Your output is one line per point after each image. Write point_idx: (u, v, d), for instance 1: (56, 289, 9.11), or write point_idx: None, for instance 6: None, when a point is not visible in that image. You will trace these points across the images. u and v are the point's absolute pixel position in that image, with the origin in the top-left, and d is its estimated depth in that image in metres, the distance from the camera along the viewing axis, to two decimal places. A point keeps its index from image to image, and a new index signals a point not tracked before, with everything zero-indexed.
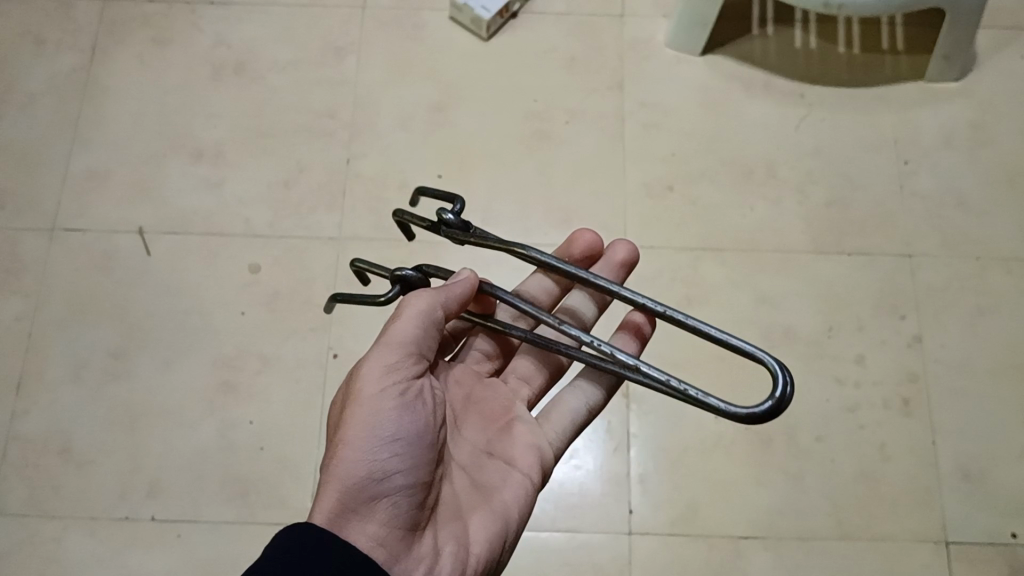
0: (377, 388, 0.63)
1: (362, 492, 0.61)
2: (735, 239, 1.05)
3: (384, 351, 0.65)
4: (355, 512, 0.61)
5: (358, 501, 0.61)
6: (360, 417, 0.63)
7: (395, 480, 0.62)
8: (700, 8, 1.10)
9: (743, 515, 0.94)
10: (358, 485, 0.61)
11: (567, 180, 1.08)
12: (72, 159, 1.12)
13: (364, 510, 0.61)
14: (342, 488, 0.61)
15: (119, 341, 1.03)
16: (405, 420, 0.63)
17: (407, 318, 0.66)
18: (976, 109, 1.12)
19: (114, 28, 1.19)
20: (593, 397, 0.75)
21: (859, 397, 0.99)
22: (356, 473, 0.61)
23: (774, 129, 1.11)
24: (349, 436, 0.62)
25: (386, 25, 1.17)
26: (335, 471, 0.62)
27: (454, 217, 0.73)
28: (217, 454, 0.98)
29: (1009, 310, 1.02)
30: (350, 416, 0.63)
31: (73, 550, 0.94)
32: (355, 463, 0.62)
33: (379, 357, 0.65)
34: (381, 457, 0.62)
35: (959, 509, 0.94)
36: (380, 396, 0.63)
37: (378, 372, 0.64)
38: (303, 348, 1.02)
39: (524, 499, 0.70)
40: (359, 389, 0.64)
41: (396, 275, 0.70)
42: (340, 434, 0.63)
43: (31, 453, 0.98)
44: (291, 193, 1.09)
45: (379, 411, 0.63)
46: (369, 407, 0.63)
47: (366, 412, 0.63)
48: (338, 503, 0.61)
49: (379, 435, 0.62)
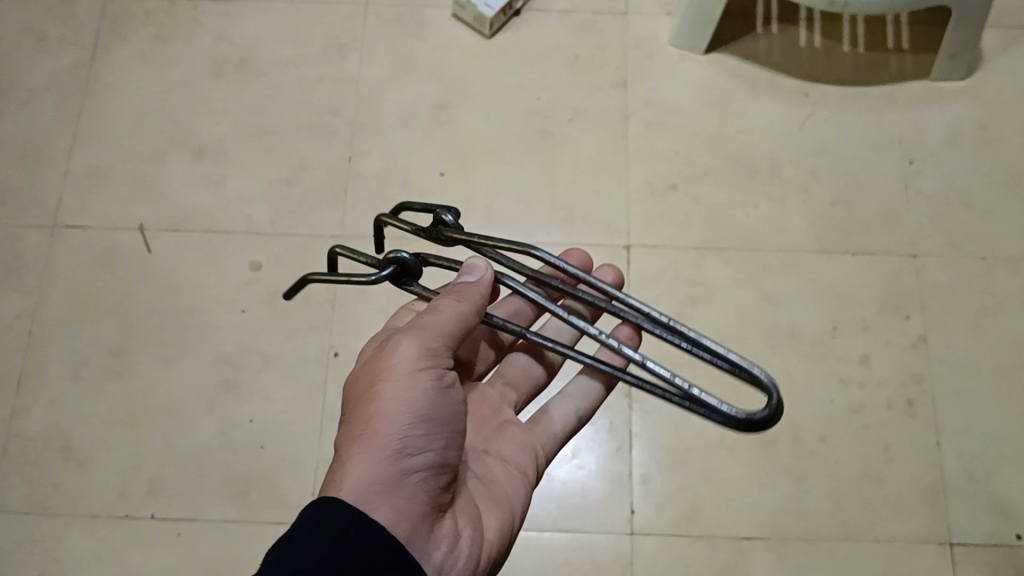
0: (414, 366, 0.62)
1: (396, 469, 0.59)
2: (739, 239, 1.05)
3: (423, 333, 0.63)
4: (387, 489, 0.58)
5: (393, 478, 0.59)
6: (397, 391, 0.61)
7: (426, 460, 0.61)
8: (704, 7, 1.09)
9: (746, 516, 0.94)
10: (392, 461, 0.59)
11: (570, 178, 1.08)
12: (73, 157, 1.11)
13: (395, 485, 0.59)
14: (375, 463, 0.59)
15: (119, 338, 1.02)
16: (440, 403, 0.62)
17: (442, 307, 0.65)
18: (982, 108, 1.11)
19: (115, 26, 1.18)
20: (583, 405, 0.77)
21: (863, 398, 0.98)
22: (390, 449, 0.59)
23: (778, 128, 1.11)
24: (385, 411, 0.60)
25: (388, 23, 1.17)
26: (367, 445, 0.59)
27: (453, 219, 0.70)
28: (217, 453, 0.97)
29: (1014, 311, 1.02)
30: (383, 390, 0.61)
31: (73, 549, 0.93)
32: (389, 439, 0.60)
33: (418, 337, 0.63)
34: (414, 436, 0.60)
35: (963, 510, 0.94)
36: (417, 376, 0.62)
37: (416, 351, 0.62)
38: (305, 347, 1.01)
39: (524, 494, 0.71)
40: (394, 365, 0.62)
41: (392, 254, 0.67)
42: (371, 407, 0.61)
43: (31, 451, 0.97)
44: (292, 190, 1.08)
45: (417, 387, 0.61)
46: (406, 382, 0.61)
47: (402, 387, 0.61)
48: (371, 477, 0.58)
49: (415, 414, 0.60)
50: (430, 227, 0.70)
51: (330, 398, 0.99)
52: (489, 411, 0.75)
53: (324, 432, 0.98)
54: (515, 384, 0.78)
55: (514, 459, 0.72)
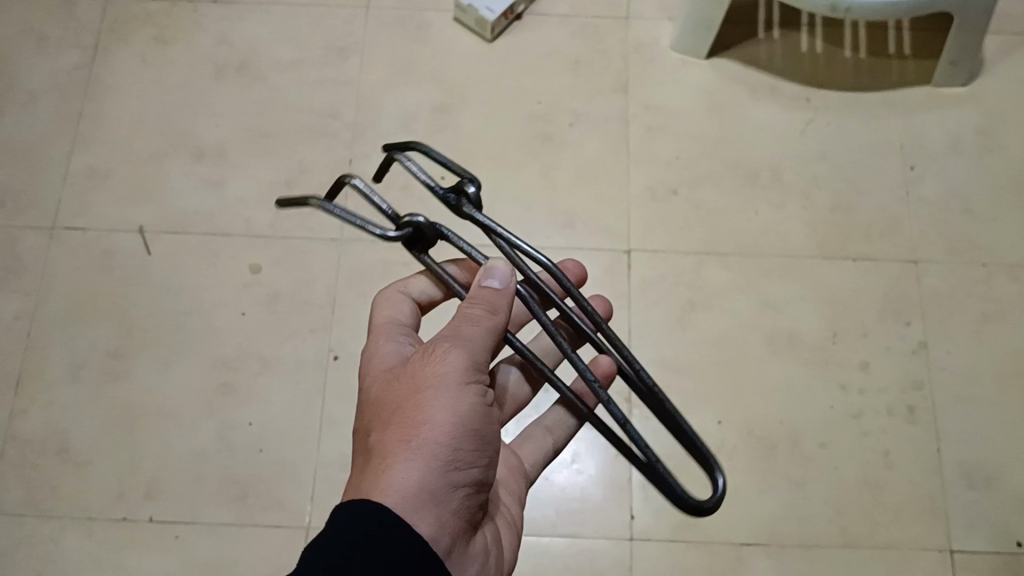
0: (464, 377, 0.61)
1: (444, 480, 0.58)
2: (739, 244, 1.05)
3: (470, 344, 0.62)
4: (434, 499, 0.57)
5: (439, 490, 0.58)
6: (447, 402, 0.59)
7: (469, 475, 0.60)
8: (706, 12, 1.09)
9: (745, 522, 0.93)
10: (442, 472, 0.58)
11: (571, 183, 1.08)
12: (73, 158, 1.11)
13: (441, 497, 0.58)
14: (425, 473, 0.57)
15: (118, 341, 1.02)
16: (484, 417, 0.61)
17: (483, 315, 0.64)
18: (983, 115, 1.11)
19: (116, 27, 1.18)
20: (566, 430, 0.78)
21: (863, 404, 0.98)
22: (440, 459, 0.58)
23: (779, 133, 1.10)
24: (436, 419, 0.58)
25: (389, 26, 1.17)
26: (417, 453, 0.58)
27: (477, 191, 0.70)
28: (216, 456, 0.97)
29: (1015, 318, 1.01)
30: (433, 399, 0.59)
31: (71, 551, 0.93)
32: (438, 449, 0.58)
33: (466, 347, 0.62)
34: (463, 450, 0.59)
35: (963, 517, 0.94)
36: (466, 388, 0.60)
37: (465, 360, 0.61)
38: (304, 350, 1.01)
39: (517, 506, 0.72)
40: (443, 374, 0.60)
41: (413, 218, 0.67)
42: (418, 414, 0.59)
43: (29, 453, 0.97)
44: (292, 193, 1.08)
45: (465, 400, 0.60)
46: (455, 393, 0.60)
47: (452, 398, 0.59)
48: (420, 486, 0.57)
49: (464, 427, 0.59)
50: (455, 203, 0.70)
51: (330, 402, 0.99)
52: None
53: (322, 436, 0.97)
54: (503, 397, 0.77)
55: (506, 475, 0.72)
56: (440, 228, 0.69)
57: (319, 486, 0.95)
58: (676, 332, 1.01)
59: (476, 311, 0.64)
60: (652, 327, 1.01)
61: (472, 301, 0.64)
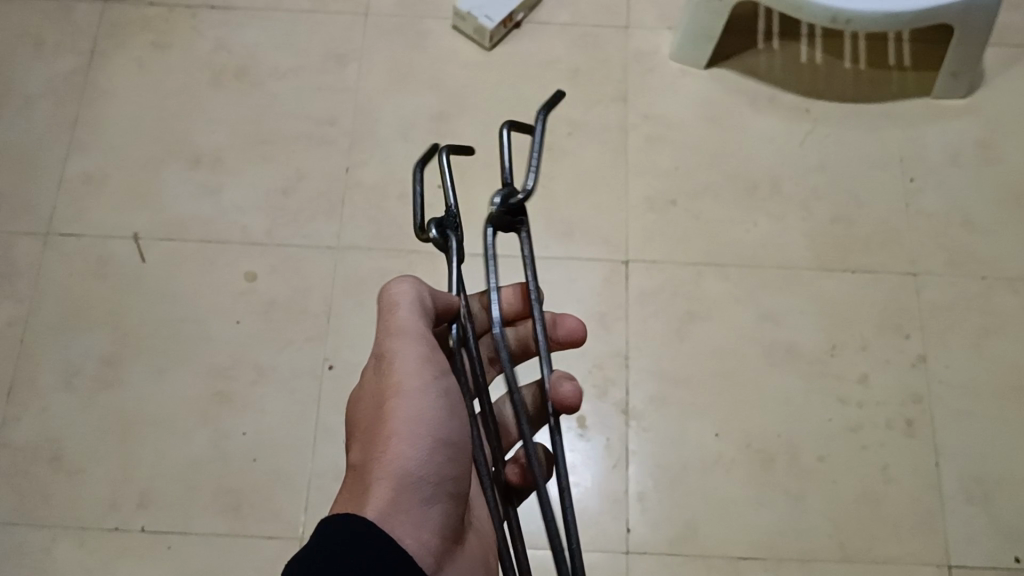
0: (424, 382, 0.61)
1: (416, 493, 0.58)
2: (738, 255, 1.04)
3: (420, 339, 0.62)
4: (410, 514, 0.58)
5: (413, 504, 0.58)
6: (411, 412, 0.60)
7: (443, 484, 0.60)
8: (706, 23, 1.08)
9: (742, 536, 0.93)
10: (414, 485, 0.58)
11: (569, 193, 1.07)
12: (69, 164, 1.10)
13: (418, 512, 0.59)
14: (397, 487, 0.58)
15: (112, 348, 1.01)
16: (452, 420, 0.61)
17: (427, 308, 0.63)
18: (984, 127, 1.11)
19: (113, 32, 1.18)
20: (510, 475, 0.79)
21: (861, 417, 0.97)
22: (412, 473, 0.58)
23: (779, 144, 1.10)
24: (402, 432, 0.59)
25: (388, 33, 1.16)
26: (389, 469, 0.58)
27: (500, 203, 0.64)
28: (209, 466, 0.96)
29: (1014, 331, 1.01)
30: (398, 410, 0.60)
31: (62, 561, 0.92)
32: (408, 461, 0.59)
33: (414, 345, 0.61)
34: (434, 460, 0.59)
35: (962, 532, 0.93)
36: (427, 391, 0.60)
37: (418, 361, 0.61)
38: (300, 359, 1.00)
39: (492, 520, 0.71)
40: (402, 381, 0.61)
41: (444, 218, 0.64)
42: (387, 429, 0.60)
43: (21, 461, 0.96)
44: (289, 201, 1.08)
45: (428, 406, 0.60)
46: (418, 400, 0.60)
47: (416, 407, 0.60)
48: (394, 502, 0.58)
49: (430, 437, 0.59)
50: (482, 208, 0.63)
51: (325, 411, 0.98)
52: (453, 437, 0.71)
53: (318, 446, 0.97)
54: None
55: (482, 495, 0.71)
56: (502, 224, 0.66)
57: (314, 496, 0.95)
58: (674, 343, 1.00)
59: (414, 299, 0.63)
60: (649, 338, 1.00)
61: (416, 288, 0.63)
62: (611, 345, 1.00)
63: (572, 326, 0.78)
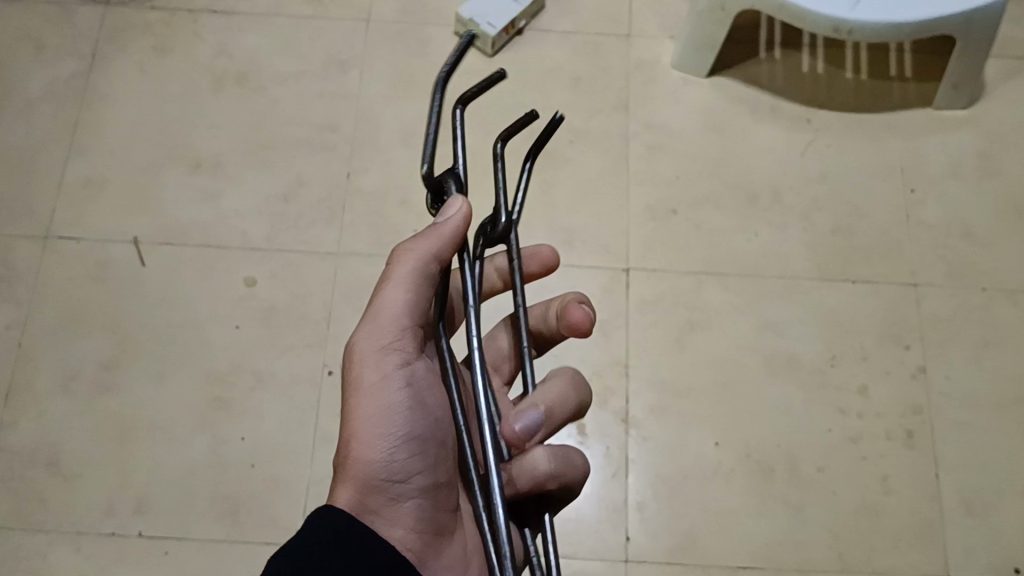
0: (381, 376, 0.60)
1: (381, 494, 0.60)
2: (739, 264, 1.04)
3: (387, 326, 0.60)
4: (379, 511, 0.60)
5: (380, 502, 0.60)
6: (367, 411, 0.60)
7: (411, 482, 0.60)
8: (708, 32, 1.09)
9: (742, 546, 0.93)
10: (378, 485, 0.60)
11: (570, 201, 1.07)
12: (68, 167, 1.10)
13: (388, 511, 0.60)
14: (361, 489, 0.60)
15: (110, 353, 1.01)
16: (415, 414, 0.60)
17: (420, 281, 0.60)
18: (985, 138, 1.11)
19: (114, 36, 1.17)
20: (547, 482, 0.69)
21: (861, 428, 0.97)
22: (374, 473, 0.59)
23: (780, 154, 1.10)
24: (361, 433, 0.60)
25: (391, 39, 1.16)
26: (352, 471, 0.60)
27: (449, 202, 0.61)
28: (207, 472, 0.96)
29: (1015, 343, 1.01)
30: (359, 408, 0.60)
31: (58, 566, 0.92)
32: (370, 463, 0.59)
33: (374, 332, 0.60)
34: (396, 459, 0.60)
35: (962, 544, 0.93)
36: (387, 386, 0.60)
37: (377, 352, 0.60)
38: (299, 366, 1.00)
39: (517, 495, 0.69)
40: (362, 375, 0.61)
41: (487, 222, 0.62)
42: (348, 427, 0.61)
43: (18, 465, 0.96)
44: (290, 207, 1.07)
45: (385, 403, 0.60)
46: (374, 397, 0.60)
47: (374, 404, 0.60)
48: (360, 501, 0.60)
49: (390, 437, 0.59)
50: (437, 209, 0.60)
51: (324, 418, 0.98)
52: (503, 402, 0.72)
53: (317, 453, 0.96)
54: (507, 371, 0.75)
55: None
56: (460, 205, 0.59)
57: (313, 503, 0.94)
58: (675, 352, 1.00)
59: (401, 275, 0.60)
60: (650, 347, 1.00)
61: (407, 260, 0.60)
62: (612, 353, 1.00)
63: (576, 320, 0.69)
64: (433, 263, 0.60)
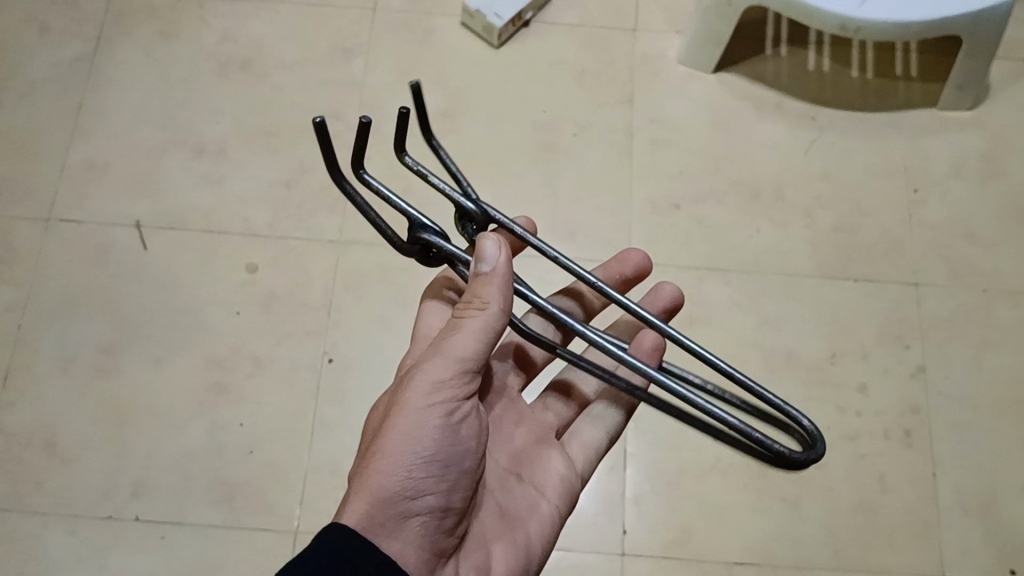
0: (427, 404, 0.60)
1: (393, 509, 0.59)
2: (740, 261, 1.04)
3: (446, 362, 0.61)
4: (386, 528, 0.59)
5: (391, 519, 0.59)
6: (401, 429, 0.60)
7: (425, 502, 0.60)
8: (715, 27, 1.09)
9: (739, 541, 0.93)
10: (389, 501, 0.59)
11: (574, 194, 1.07)
12: (71, 150, 1.10)
13: (396, 527, 0.59)
14: (373, 502, 0.58)
15: (110, 336, 1.01)
16: (448, 443, 0.61)
17: (489, 333, 0.62)
18: (988, 140, 1.11)
19: (120, 19, 1.17)
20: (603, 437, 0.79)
21: (860, 426, 0.97)
22: (390, 487, 0.59)
23: (785, 152, 1.10)
24: (392, 449, 0.60)
25: (396, 29, 1.16)
26: (368, 481, 0.59)
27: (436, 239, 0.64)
28: (205, 456, 0.96)
29: (1014, 344, 1.01)
30: (395, 423, 0.61)
31: (54, 549, 0.92)
32: (391, 479, 0.59)
33: (435, 366, 0.61)
34: (416, 478, 0.59)
35: (958, 544, 0.93)
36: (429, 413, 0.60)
37: (430, 384, 0.61)
38: (299, 353, 1.00)
39: (544, 540, 0.71)
40: (408, 397, 0.61)
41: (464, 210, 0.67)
42: (378, 442, 0.61)
43: (15, 447, 0.96)
44: (291, 193, 1.07)
45: (422, 426, 0.60)
46: (414, 419, 0.60)
47: (412, 425, 0.60)
48: (371, 512, 0.58)
49: (419, 457, 0.60)
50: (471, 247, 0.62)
51: (323, 406, 0.98)
52: (514, 406, 0.77)
53: (315, 440, 0.96)
54: (519, 362, 0.82)
55: (539, 483, 0.73)
56: (457, 249, 0.64)
57: (309, 489, 0.94)
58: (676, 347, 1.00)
59: (474, 325, 0.62)
60: None
61: (479, 314, 0.61)
62: None
63: (636, 258, 0.85)
64: (500, 315, 0.62)
